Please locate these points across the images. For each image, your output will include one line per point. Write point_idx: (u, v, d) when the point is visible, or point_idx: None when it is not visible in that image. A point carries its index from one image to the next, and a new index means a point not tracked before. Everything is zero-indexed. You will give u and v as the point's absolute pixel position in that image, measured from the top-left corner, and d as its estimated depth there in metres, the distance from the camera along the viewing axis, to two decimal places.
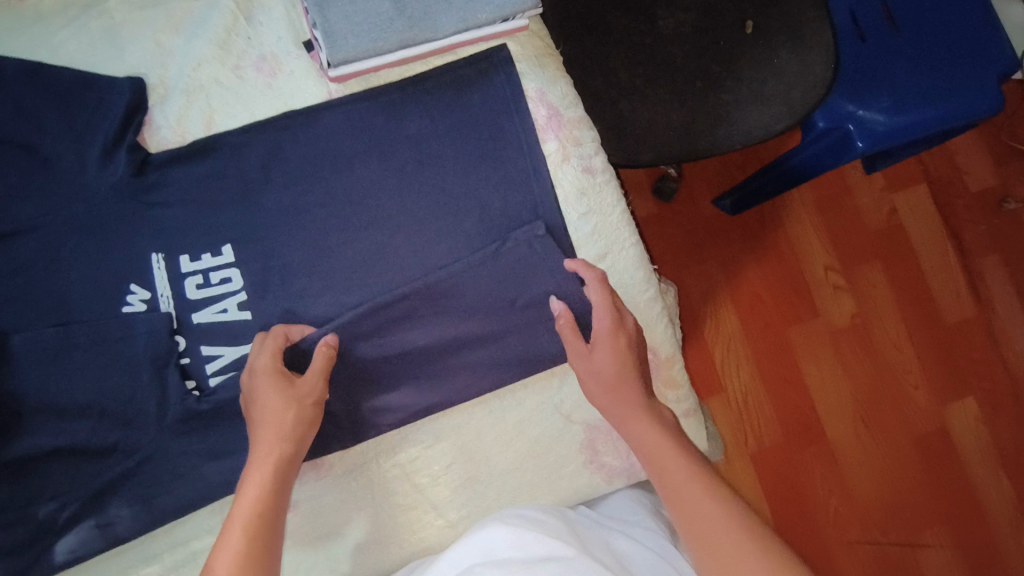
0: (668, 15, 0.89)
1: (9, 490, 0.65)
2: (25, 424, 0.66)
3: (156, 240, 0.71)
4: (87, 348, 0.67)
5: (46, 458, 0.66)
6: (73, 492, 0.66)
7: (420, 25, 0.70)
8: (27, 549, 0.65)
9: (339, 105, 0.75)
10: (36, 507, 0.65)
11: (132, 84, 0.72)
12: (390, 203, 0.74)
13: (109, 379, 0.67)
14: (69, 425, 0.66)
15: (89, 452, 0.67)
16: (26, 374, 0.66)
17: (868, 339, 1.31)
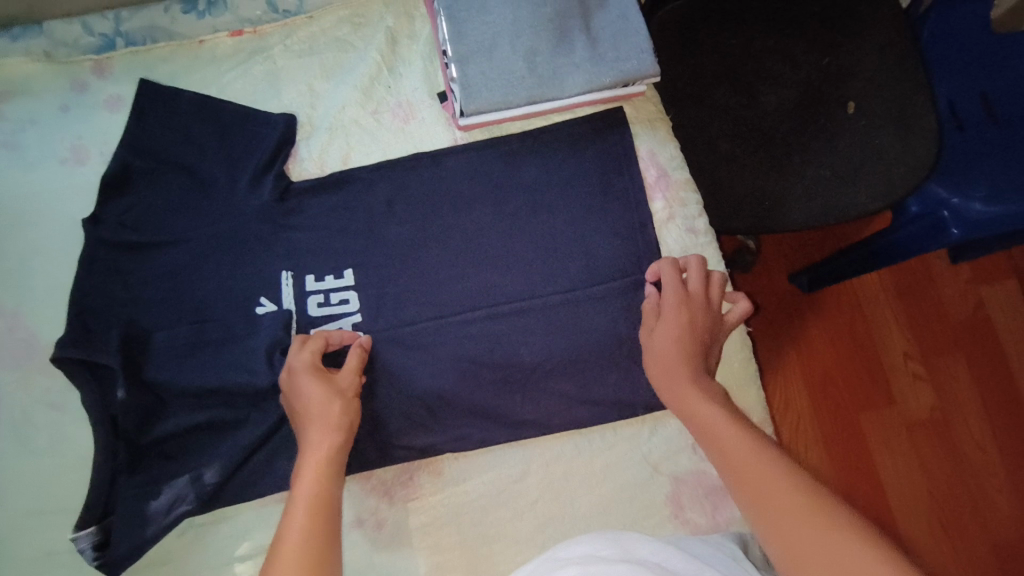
0: (770, 91, 0.93)
1: (142, 467, 0.70)
2: (168, 410, 0.72)
3: (289, 260, 0.77)
4: (217, 347, 0.74)
5: (180, 440, 0.72)
6: (200, 474, 0.70)
7: (547, 84, 0.76)
8: (143, 524, 0.69)
9: (463, 151, 0.81)
10: (166, 486, 0.70)
11: (285, 120, 0.80)
12: (502, 244, 0.79)
13: (232, 374, 0.72)
14: (192, 415, 0.72)
15: (207, 442, 0.72)
16: (163, 366, 0.73)
17: (947, 434, 1.26)
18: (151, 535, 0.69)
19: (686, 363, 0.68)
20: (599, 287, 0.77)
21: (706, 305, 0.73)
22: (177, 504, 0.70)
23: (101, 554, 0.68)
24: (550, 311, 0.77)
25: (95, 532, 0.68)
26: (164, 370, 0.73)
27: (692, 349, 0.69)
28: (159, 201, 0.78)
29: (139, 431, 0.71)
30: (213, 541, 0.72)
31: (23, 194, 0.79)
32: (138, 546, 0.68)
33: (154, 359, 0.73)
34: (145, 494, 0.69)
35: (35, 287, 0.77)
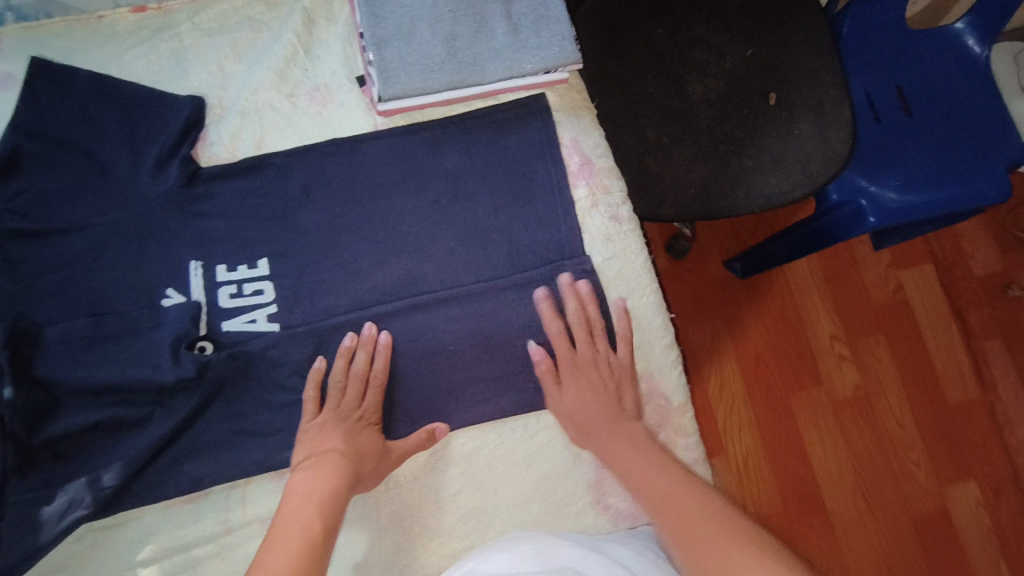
0: (697, 81, 0.94)
1: (37, 469, 0.66)
2: (63, 409, 0.68)
3: (198, 249, 0.74)
4: (118, 340, 0.70)
5: (78, 440, 0.68)
6: (99, 477, 0.67)
7: (468, 70, 0.74)
8: (37, 530, 0.64)
9: (383, 137, 0.79)
10: (61, 490, 0.66)
11: (193, 102, 0.76)
12: (423, 231, 0.77)
13: (133, 369, 0.69)
14: (93, 413, 0.68)
15: (108, 440, 0.69)
16: (58, 362, 0.68)
17: (870, 412, 1.32)
18: (44, 542, 0.64)
19: (605, 418, 0.71)
20: (521, 275, 0.76)
21: (598, 355, 0.75)
22: (72, 509, 0.66)
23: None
24: (472, 299, 0.75)
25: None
26: (57, 368, 0.68)
27: (607, 403, 0.72)
28: (53, 187, 0.73)
29: (29, 432, 0.66)
30: (116, 546, 0.68)
31: None
32: (29, 555, 0.64)
33: (46, 356, 0.69)
34: (38, 500, 0.65)
35: None
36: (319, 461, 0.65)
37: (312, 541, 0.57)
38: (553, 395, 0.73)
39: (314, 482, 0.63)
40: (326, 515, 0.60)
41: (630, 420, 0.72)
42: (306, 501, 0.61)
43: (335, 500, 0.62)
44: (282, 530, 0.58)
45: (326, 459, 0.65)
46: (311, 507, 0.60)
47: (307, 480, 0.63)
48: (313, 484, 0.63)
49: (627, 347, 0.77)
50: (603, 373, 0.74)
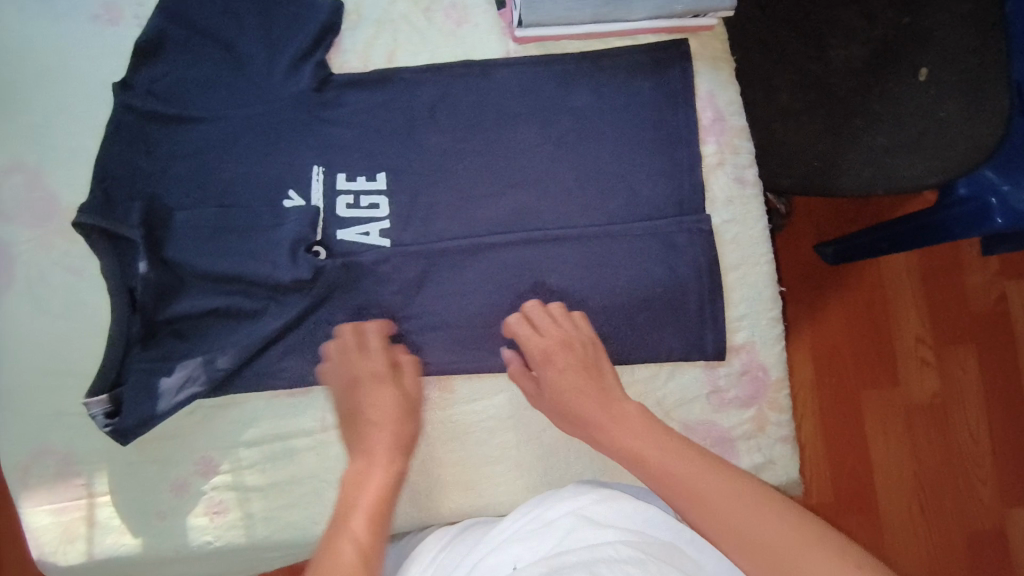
0: (841, 46, 0.84)
1: (161, 343, 0.71)
2: (187, 290, 0.72)
3: (322, 154, 0.75)
4: (240, 232, 0.72)
5: (195, 322, 0.72)
6: (212, 358, 0.70)
7: (614, 4, 0.72)
8: (154, 399, 0.69)
9: (514, 64, 0.77)
10: (177, 365, 0.70)
11: (332, 6, 0.76)
12: (542, 167, 0.76)
13: (253, 262, 0.71)
14: (213, 299, 0.72)
15: (224, 325, 0.72)
16: (185, 245, 0.72)
17: (944, 421, 1.26)
18: (160, 411, 0.69)
19: (588, 405, 0.66)
20: (636, 225, 0.74)
21: (565, 334, 0.70)
22: (188, 384, 0.70)
23: (110, 423, 0.68)
24: (583, 241, 0.74)
25: (107, 400, 0.68)
26: (184, 251, 0.71)
27: (588, 381, 0.67)
28: (193, 75, 0.75)
29: (155, 306, 0.70)
30: (223, 425, 0.72)
31: (49, 45, 0.75)
32: (144, 421, 0.68)
33: (175, 238, 0.72)
34: (157, 371, 0.69)
35: (59, 146, 0.74)
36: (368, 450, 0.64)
37: (364, 548, 0.56)
38: (529, 388, 0.71)
39: (367, 473, 0.62)
40: (377, 518, 0.59)
41: (620, 400, 0.66)
42: (359, 501, 0.59)
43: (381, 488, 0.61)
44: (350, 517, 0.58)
45: (370, 437, 0.64)
46: (356, 509, 0.59)
47: (359, 471, 0.62)
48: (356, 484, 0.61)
49: (731, 315, 0.76)
50: (577, 356, 0.69)
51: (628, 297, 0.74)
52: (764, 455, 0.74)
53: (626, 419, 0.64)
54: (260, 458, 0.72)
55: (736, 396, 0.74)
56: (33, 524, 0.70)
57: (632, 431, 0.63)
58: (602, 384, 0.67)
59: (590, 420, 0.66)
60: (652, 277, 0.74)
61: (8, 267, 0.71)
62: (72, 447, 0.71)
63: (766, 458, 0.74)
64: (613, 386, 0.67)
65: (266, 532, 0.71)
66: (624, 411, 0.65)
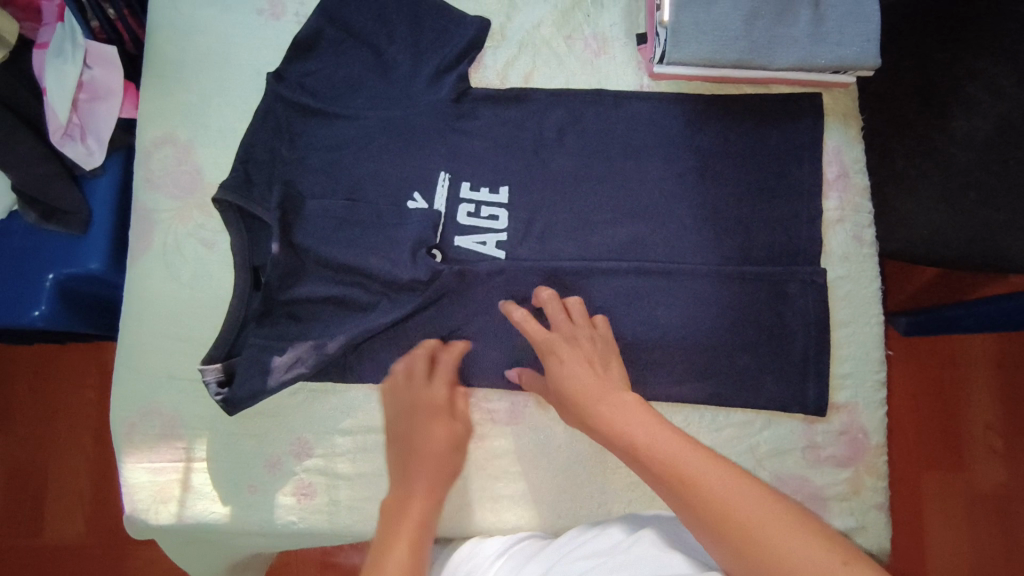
0: (981, 102, 0.72)
1: (276, 322, 0.73)
2: (306, 274, 0.74)
3: (451, 162, 0.77)
4: (365, 225, 0.75)
5: (311, 307, 0.74)
6: (321, 342, 0.72)
7: (759, 51, 0.73)
8: (263, 375, 0.70)
9: (647, 98, 0.79)
10: (290, 345, 0.72)
11: (479, 24, 0.79)
12: (662, 200, 0.77)
13: (373, 255, 0.74)
14: (332, 285, 0.74)
15: (336, 312, 0.74)
16: (310, 231, 0.74)
17: (1011, 516, 1.19)
18: (270, 386, 0.70)
19: (586, 393, 0.63)
20: (750, 269, 0.74)
21: (574, 329, 0.68)
22: (296, 364, 0.71)
23: (222, 394, 0.70)
24: (694, 278, 0.74)
25: (221, 370, 0.71)
26: (311, 237, 0.74)
27: (595, 376, 0.64)
28: (340, 74, 0.79)
29: (278, 287, 0.73)
30: (323, 409, 0.74)
31: (214, 32, 0.81)
32: (253, 395, 0.70)
33: (305, 224, 0.74)
34: (273, 349, 0.71)
35: (210, 125, 0.78)
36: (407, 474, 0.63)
37: None
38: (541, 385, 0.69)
39: (405, 502, 0.60)
40: (417, 544, 0.57)
41: (620, 390, 0.63)
42: None
43: (420, 519, 0.59)
44: None
45: (414, 466, 0.63)
46: (400, 535, 0.57)
47: (398, 498, 0.61)
48: (399, 509, 0.60)
49: (836, 371, 0.75)
50: (585, 348, 0.67)
51: (733, 338, 0.74)
52: (856, 519, 0.72)
53: (627, 410, 0.61)
54: (351, 448, 0.73)
55: (833, 454, 0.73)
56: (130, 481, 0.72)
57: (628, 421, 0.60)
58: (608, 377, 0.64)
59: (591, 414, 0.62)
60: (761, 324, 0.74)
61: (148, 231, 0.76)
62: (178, 410, 0.73)
63: (858, 523, 0.72)
64: (617, 378, 0.64)
65: (349, 521, 0.71)
66: (623, 400, 0.62)
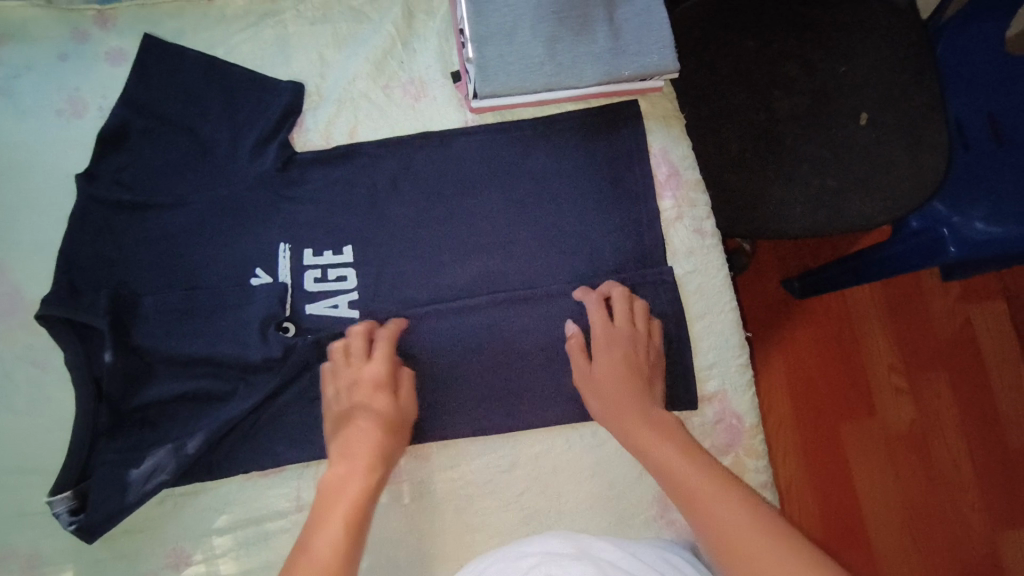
0: (785, 96, 0.86)
1: (131, 431, 0.69)
2: (154, 376, 0.71)
3: (287, 231, 0.75)
4: (208, 314, 0.72)
5: (165, 409, 0.71)
6: (181, 444, 0.69)
7: (566, 73, 0.74)
8: (120, 492, 0.67)
9: (473, 134, 0.80)
10: (148, 454, 0.68)
11: (292, 89, 0.79)
12: (505, 231, 0.78)
13: (221, 343, 0.71)
14: (184, 381, 0.71)
15: (193, 407, 0.71)
16: (151, 330, 0.71)
17: (924, 448, 1.26)
18: (129, 503, 0.67)
19: (630, 395, 0.68)
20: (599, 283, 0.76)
21: (636, 332, 0.73)
22: (156, 473, 0.68)
23: (76, 521, 0.66)
24: (547, 299, 0.76)
25: (72, 496, 0.67)
26: (151, 336, 0.71)
27: (636, 381, 0.70)
28: (156, 162, 0.76)
29: (123, 396, 0.69)
30: (194, 511, 0.70)
31: (12, 142, 0.77)
32: (111, 517, 0.66)
33: (143, 324, 0.71)
34: (126, 463, 0.68)
35: (23, 240, 0.74)
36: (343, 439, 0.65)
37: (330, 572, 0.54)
38: (581, 366, 0.72)
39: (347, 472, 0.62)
40: (353, 516, 0.59)
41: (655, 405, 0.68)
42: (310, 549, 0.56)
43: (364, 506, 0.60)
44: (308, 549, 0.56)
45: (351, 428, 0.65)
46: (337, 502, 0.60)
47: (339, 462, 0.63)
48: (342, 483, 0.61)
49: (701, 363, 0.77)
50: (638, 352, 0.71)
51: None
52: None
53: (660, 426, 0.65)
54: (233, 545, 0.70)
55: (712, 444, 0.75)
56: None
57: (635, 414, 0.67)
58: (651, 393, 0.70)
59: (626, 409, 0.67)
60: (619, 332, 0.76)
61: None
62: (33, 547, 0.68)
63: None
64: (657, 396, 0.70)
65: None
66: (659, 416, 0.67)
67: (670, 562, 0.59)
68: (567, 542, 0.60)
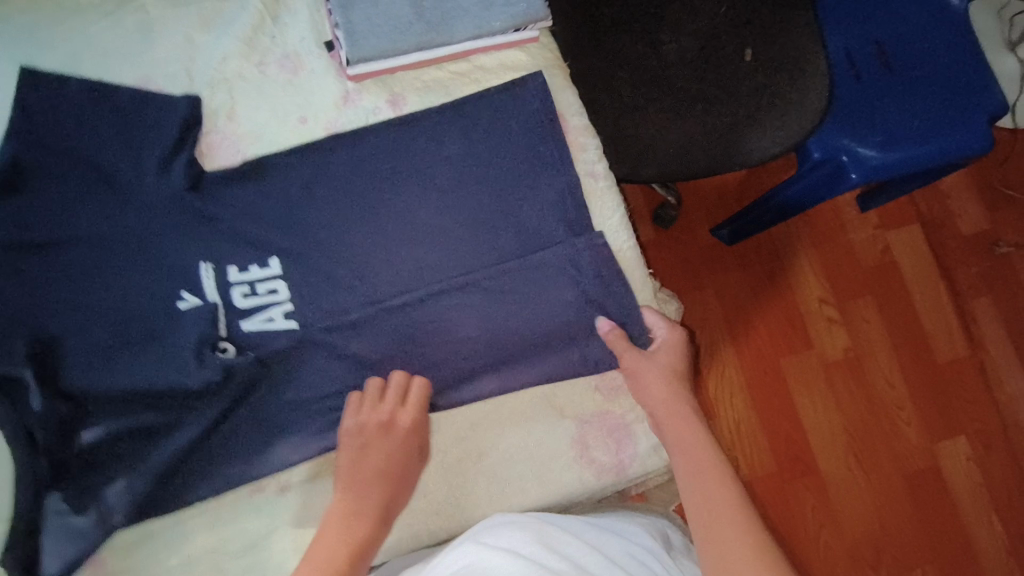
0: (671, 38, 0.86)
1: (82, 475, 0.68)
2: (92, 415, 0.69)
3: (170, 219, 0.73)
4: (141, 345, 0.70)
5: (109, 447, 0.69)
6: (130, 483, 0.69)
7: (437, 29, 0.75)
8: (88, 534, 0.68)
9: (356, 104, 0.80)
10: (101, 496, 0.68)
11: (190, 103, 0.76)
12: (400, 198, 0.77)
13: (161, 374, 0.69)
14: (132, 413, 0.70)
15: (134, 435, 0.70)
16: (81, 370, 0.69)
17: (860, 373, 1.31)
18: (82, 551, 0.68)
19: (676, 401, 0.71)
20: (508, 250, 0.77)
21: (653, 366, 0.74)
22: (110, 514, 0.68)
23: None
24: (486, 288, 0.76)
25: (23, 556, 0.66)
26: (83, 377, 0.68)
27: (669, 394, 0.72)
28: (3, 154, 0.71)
29: (63, 442, 0.68)
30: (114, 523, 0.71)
31: None
32: (74, 563, 0.67)
33: (68, 364, 0.69)
34: (75, 507, 0.67)
35: None
36: (359, 487, 0.66)
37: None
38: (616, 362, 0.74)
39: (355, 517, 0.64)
40: (357, 553, 0.61)
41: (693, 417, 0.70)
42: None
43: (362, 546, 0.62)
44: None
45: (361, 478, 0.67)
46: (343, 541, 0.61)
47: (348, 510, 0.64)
48: (344, 526, 0.63)
49: None
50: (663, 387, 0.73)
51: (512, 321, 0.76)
52: None
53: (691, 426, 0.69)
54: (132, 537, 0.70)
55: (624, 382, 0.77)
56: None
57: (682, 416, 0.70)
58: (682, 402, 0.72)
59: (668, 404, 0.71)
60: (560, 306, 0.76)
61: None
62: None
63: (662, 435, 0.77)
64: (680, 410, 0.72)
65: None
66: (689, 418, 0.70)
67: (632, 552, 0.62)
68: (533, 538, 0.60)
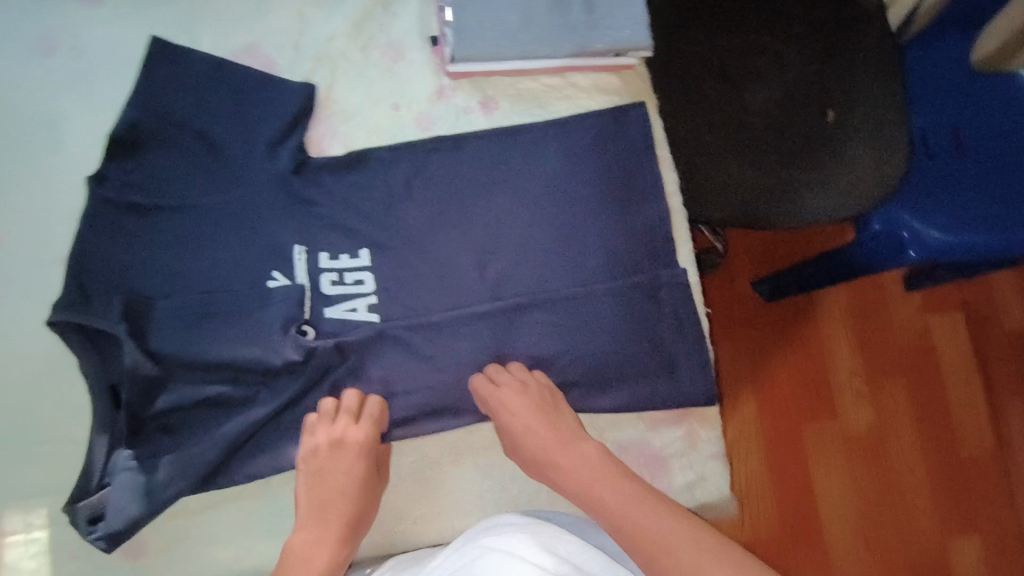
0: (755, 88, 0.87)
1: (152, 436, 0.69)
2: (171, 379, 0.69)
3: (254, 182, 0.75)
4: (224, 318, 0.71)
5: (184, 414, 0.70)
6: (199, 452, 0.67)
7: (539, 42, 0.77)
8: (154, 497, 0.67)
9: (449, 101, 0.82)
10: (164, 461, 0.67)
11: (304, 90, 0.78)
12: (475, 196, 0.77)
13: (246, 346, 0.70)
14: (209, 381, 0.70)
15: (206, 403, 0.71)
16: (166, 333, 0.70)
17: (881, 453, 1.28)
18: (139, 513, 0.67)
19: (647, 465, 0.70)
20: (576, 269, 0.76)
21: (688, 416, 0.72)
22: (175, 480, 0.67)
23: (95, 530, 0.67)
24: (551, 306, 0.75)
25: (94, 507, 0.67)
26: (168, 341, 0.69)
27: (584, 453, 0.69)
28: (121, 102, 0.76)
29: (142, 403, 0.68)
30: None
31: None
32: (132, 523, 0.67)
33: (156, 328, 0.69)
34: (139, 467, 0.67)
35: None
36: (319, 515, 0.67)
37: None
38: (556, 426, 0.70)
39: (313, 546, 0.65)
40: None
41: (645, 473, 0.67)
42: None
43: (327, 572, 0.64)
44: None
45: (324, 504, 0.68)
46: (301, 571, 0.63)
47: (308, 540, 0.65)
48: (307, 551, 0.65)
49: None
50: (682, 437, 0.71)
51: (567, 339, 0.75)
52: (695, 471, 0.76)
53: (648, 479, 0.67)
54: None
55: (666, 416, 0.77)
56: None
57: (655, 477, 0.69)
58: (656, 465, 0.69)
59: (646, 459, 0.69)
60: (621, 337, 0.75)
61: None
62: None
63: (696, 475, 0.76)
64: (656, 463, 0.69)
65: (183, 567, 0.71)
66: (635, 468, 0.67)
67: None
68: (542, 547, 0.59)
